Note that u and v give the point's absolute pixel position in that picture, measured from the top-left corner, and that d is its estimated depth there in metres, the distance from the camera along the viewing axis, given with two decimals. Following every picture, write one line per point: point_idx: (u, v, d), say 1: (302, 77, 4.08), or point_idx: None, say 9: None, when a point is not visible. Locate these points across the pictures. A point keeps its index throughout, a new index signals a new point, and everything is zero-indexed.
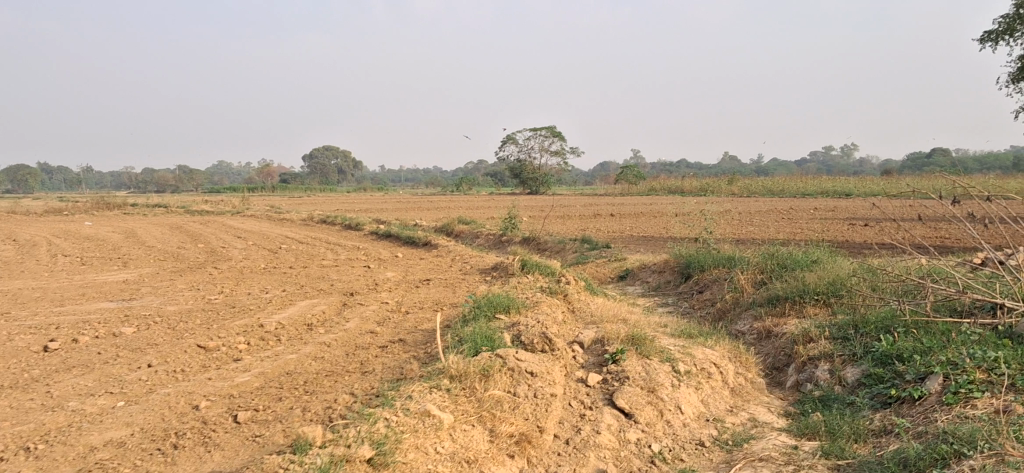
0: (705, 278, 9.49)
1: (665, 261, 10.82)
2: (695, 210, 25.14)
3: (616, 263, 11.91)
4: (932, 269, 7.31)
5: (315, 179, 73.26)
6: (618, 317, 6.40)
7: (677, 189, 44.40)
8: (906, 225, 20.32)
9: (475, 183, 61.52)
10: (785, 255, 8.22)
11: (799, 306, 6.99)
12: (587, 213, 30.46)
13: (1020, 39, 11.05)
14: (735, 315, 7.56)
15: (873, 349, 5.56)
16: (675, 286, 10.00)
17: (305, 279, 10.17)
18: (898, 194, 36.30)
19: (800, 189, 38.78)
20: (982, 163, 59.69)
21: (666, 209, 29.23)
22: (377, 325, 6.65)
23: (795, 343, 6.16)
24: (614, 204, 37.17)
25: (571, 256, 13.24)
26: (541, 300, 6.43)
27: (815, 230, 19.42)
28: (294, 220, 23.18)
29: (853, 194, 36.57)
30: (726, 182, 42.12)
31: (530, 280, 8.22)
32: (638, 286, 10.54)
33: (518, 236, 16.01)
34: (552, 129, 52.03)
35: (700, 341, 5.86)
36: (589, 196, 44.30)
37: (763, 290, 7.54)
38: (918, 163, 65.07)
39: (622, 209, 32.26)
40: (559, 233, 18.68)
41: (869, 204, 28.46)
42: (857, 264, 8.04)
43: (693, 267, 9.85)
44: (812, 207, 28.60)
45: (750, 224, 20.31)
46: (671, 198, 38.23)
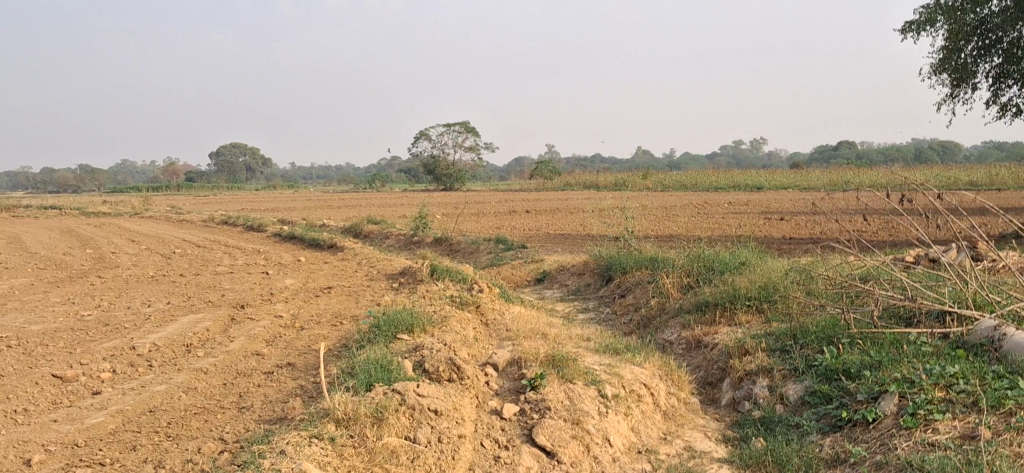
0: (626, 282, 8.96)
1: (585, 263, 10.27)
2: (612, 207, 24.79)
3: (533, 265, 11.33)
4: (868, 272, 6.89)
5: (223, 177, 71.19)
6: (536, 330, 5.78)
7: (592, 183, 44.18)
8: (821, 220, 20.28)
9: (388, 180, 60.49)
10: (711, 256, 7.72)
11: (729, 313, 6.47)
12: (502, 210, 29.89)
13: (941, 29, 10.85)
14: (661, 323, 7.01)
15: (816, 364, 5.05)
16: (595, 290, 9.45)
17: (194, 289, 9.30)
18: (808, 186, 36.67)
19: (714, 183, 38.89)
20: (885, 155, 61.12)
21: (582, 205, 28.82)
22: (266, 346, 5.90)
23: (729, 356, 5.63)
24: (530, 199, 36.69)
25: (486, 257, 12.60)
26: (450, 314, 5.76)
27: (733, 225, 19.20)
28: (195, 221, 22.05)
29: (765, 187, 36.83)
30: (640, 176, 42.06)
31: (441, 288, 7.55)
32: (557, 289, 9.96)
33: (430, 236, 15.32)
34: (466, 125, 51.35)
35: (627, 357, 5.26)
36: (504, 192, 43.78)
37: (691, 296, 7.01)
38: (825, 156, 66.31)
39: (537, 205, 31.79)
40: (474, 232, 18.04)
41: (782, 199, 28.55)
42: (787, 265, 7.59)
43: (614, 269, 9.31)
44: (727, 201, 28.57)
45: (668, 220, 20.00)
46: (587, 194, 37.94)
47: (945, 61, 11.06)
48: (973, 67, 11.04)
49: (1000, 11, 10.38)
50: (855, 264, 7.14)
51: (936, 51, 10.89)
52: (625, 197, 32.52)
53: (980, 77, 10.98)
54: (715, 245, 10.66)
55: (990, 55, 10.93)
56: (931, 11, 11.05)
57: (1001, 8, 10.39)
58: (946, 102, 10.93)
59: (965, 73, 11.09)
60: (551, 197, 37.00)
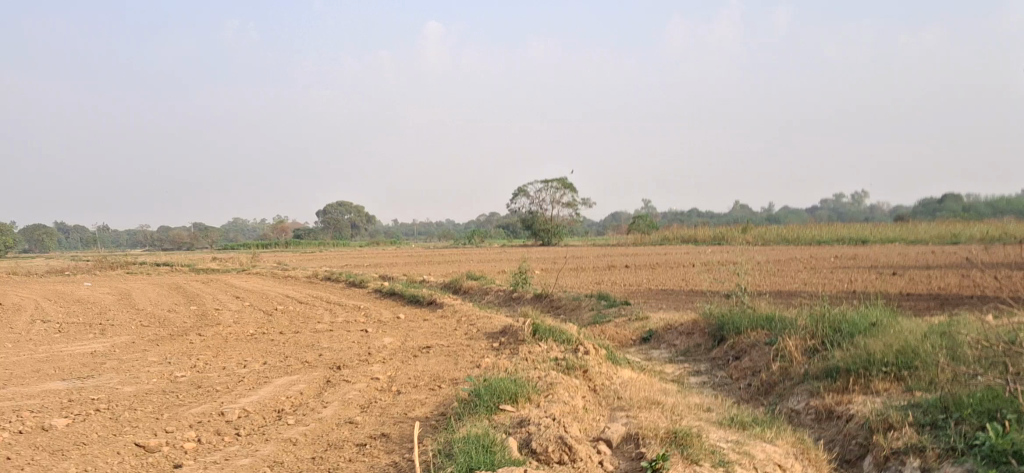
0: (742, 342, 8.34)
1: (694, 322, 9.70)
2: (715, 262, 24.03)
3: (638, 323, 10.79)
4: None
5: (325, 234, 72.53)
6: (651, 398, 5.27)
7: (692, 237, 43.30)
8: (941, 275, 19.17)
9: (485, 235, 60.61)
10: (838, 316, 7.09)
11: (864, 380, 5.85)
12: (601, 265, 29.35)
13: None
14: (785, 390, 6.41)
15: (979, 443, 4.43)
16: (707, 350, 8.86)
17: (290, 348, 9.06)
18: (919, 238, 35.12)
19: (818, 235, 37.62)
20: (1000, 206, 58.50)
21: (683, 259, 28.06)
22: (360, 413, 5.53)
23: (872, 431, 5.02)
24: (628, 253, 36.08)
25: (588, 316, 12.10)
26: (557, 379, 5.30)
27: (845, 280, 18.26)
28: (297, 277, 22.14)
29: (874, 240, 35.43)
30: (741, 229, 41.01)
31: (545, 349, 7.10)
32: (665, 350, 9.39)
33: (529, 292, 14.92)
34: (562, 179, 51.10)
35: (756, 431, 4.71)
36: (602, 246, 43.24)
37: (819, 361, 6.41)
38: (935, 207, 63.86)
39: (638, 260, 31.14)
40: (574, 288, 17.57)
41: (894, 253, 27.29)
42: (923, 325, 6.91)
43: (727, 329, 8.72)
44: (836, 255, 27.46)
45: (776, 275, 19.18)
46: (687, 248, 37.14)
47: None
48: None
49: None
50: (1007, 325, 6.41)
51: None
52: (727, 250, 31.63)
53: None
54: (836, 303, 9.95)
55: None
56: None
57: None
58: None
59: None
60: (650, 251, 36.30)
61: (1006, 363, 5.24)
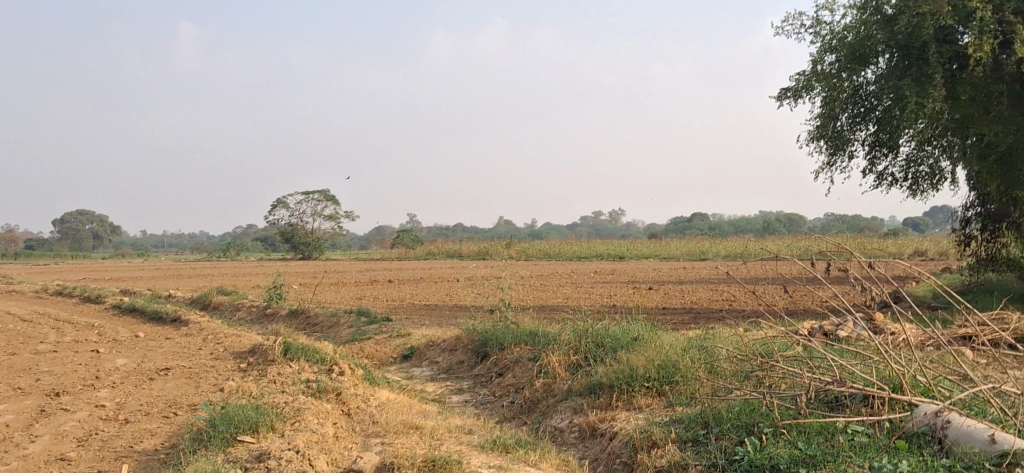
0: (505, 359, 8.15)
1: (456, 338, 9.45)
2: (477, 277, 24.12)
3: (399, 339, 10.43)
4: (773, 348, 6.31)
5: (66, 245, 67.26)
6: (409, 421, 4.90)
7: (455, 252, 43.53)
8: (689, 291, 20.13)
9: (243, 249, 58.30)
10: (600, 331, 7.02)
11: (626, 396, 5.76)
12: (363, 280, 28.79)
13: (818, 96, 10.66)
14: (548, 407, 6.24)
15: (739, 458, 4.37)
16: (468, 367, 8.63)
17: (3, 372, 7.97)
18: (668, 255, 37.02)
19: (576, 252, 38.81)
20: (738, 227, 63.00)
21: (447, 274, 28.00)
22: (75, 448, 4.79)
23: (635, 449, 4.88)
24: (391, 268, 35.67)
25: (348, 333, 11.58)
26: (305, 404, 4.81)
27: (603, 295, 18.74)
28: (24, 291, 20.11)
29: (627, 256, 36.98)
30: (503, 245, 41.68)
31: (297, 370, 6.56)
32: (428, 367, 9.06)
33: (286, 308, 14.20)
34: (325, 192, 50.00)
35: (519, 454, 4.45)
36: (365, 261, 42.60)
37: (582, 377, 6.28)
38: (682, 226, 67.85)
39: (401, 274, 30.82)
40: (334, 303, 16.98)
41: (646, 269, 28.54)
42: (681, 339, 6.97)
43: (490, 345, 8.52)
44: (592, 270, 28.35)
45: (536, 290, 19.42)
46: (450, 263, 37.24)
47: (823, 128, 10.86)
48: (850, 134, 10.88)
49: (877, 78, 10.26)
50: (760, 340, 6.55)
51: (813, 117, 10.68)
52: (490, 266, 31.94)
53: (856, 144, 10.82)
54: (596, 319, 10.01)
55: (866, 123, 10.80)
56: (807, 77, 10.87)
57: (877, 75, 10.27)
58: (825, 170, 10.70)
59: (842, 141, 10.94)
60: (413, 267, 36.07)
61: (761, 377, 5.28)
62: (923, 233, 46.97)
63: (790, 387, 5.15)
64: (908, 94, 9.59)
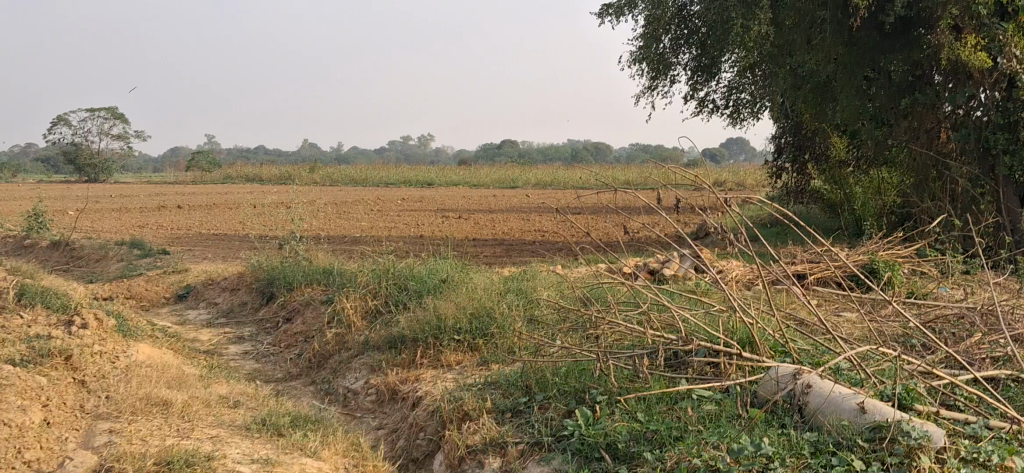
0: (295, 303, 7.11)
1: (240, 276, 8.31)
2: (276, 204, 22.65)
3: (175, 278, 9.17)
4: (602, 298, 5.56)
5: None
6: (155, 395, 3.87)
7: (255, 176, 41.29)
8: (498, 220, 19.57)
9: (19, 169, 53.41)
10: (405, 271, 6.10)
11: (432, 352, 4.85)
12: (150, 206, 26.57)
13: (640, 15, 10.04)
14: (342, 362, 5.28)
15: (568, 434, 3.56)
16: (253, 310, 7.55)
17: None
18: (477, 181, 36.46)
19: (384, 177, 37.67)
20: (545, 155, 63.42)
21: (243, 200, 26.31)
22: None
23: (445, 423, 4.00)
24: (184, 193, 33.38)
25: (116, 269, 10.19)
26: (4, 378, 3.63)
27: (409, 224, 17.85)
28: None
29: (436, 183, 36.15)
30: (307, 169, 39.89)
31: (24, 322, 5.29)
32: (206, 312, 7.89)
33: (47, 240, 12.50)
34: (113, 110, 46.30)
35: (294, 441, 3.49)
36: (158, 184, 39.74)
37: (382, 328, 5.35)
38: (490, 154, 67.62)
39: (193, 200, 28.72)
40: (109, 233, 15.25)
41: (455, 197, 27.84)
42: (496, 280, 6.15)
43: (277, 285, 7.45)
44: (400, 197, 27.36)
45: (339, 219, 18.29)
46: (250, 188, 35.24)
47: (645, 50, 10.26)
48: (671, 57, 10.34)
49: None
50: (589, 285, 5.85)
51: (636, 37, 10.03)
52: (292, 191, 30.39)
53: (678, 69, 10.30)
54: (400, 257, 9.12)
55: (688, 45, 10.28)
56: None
57: None
58: (646, 94, 10.11)
59: (664, 64, 10.41)
60: (209, 191, 33.91)
61: (592, 330, 4.50)
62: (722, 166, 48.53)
63: (626, 343, 4.39)
64: (733, 16, 9.07)
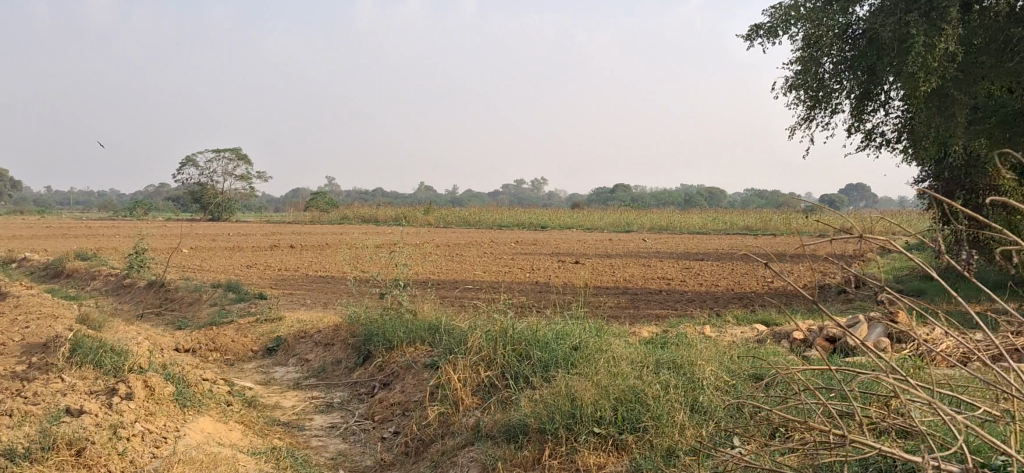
0: (394, 365, 5.99)
1: (335, 329, 7.29)
2: (388, 246, 21.94)
3: (267, 328, 8.24)
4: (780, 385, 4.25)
5: None
6: None
7: (371, 217, 41.07)
8: (620, 267, 18.31)
9: (148, 207, 55.00)
10: (527, 335, 4.91)
11: (561, 451, 3.63)
12: (264, 245, 26.33)
13: (796, 36, 8.73)
14: (444, 453, 4.10)
15: None
16: (345, 371, 6.49)
17: None
18: (592, 225, 35.19)
19: (497, 219, 36.86)
20: (659, 200, 61.70)
21: (355, 240, 25.80)
22: None
23: None
24: (299, 233, 33.25)
25: (207, 316, 9.34)
26: None
27: (524, 269, 16.75)
28: None
29: (549, 227, 35.09)
30: (422, 211, 39.40)
31: (59, 389, 4.32)
32: (294, 370, 6.85)
33: (146, 280, 11.85)
34: (237, 150, 47.20)
35: None
36: (275, 224, 39.98)
37: (498, 412, 4.16)
38: (602, 197, 66.44)
39: (309, 239, 28.40)
40: (215, 274, 14.67)
41: (572, 241, 26.69)
42: (639, 348, 4.89)
43: (375, 343, 6.37)
44: (514, 240, 26.38)
45: (451, 263, 17.36)
46: (364, 228, 34.93)
47: (802, 74, 8.91)
48: (832, 84, 8.96)
49: (871, 15, 8.31)
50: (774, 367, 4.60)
51: (791, 61, 8.71)
52: (404, 232, 29.87)
53: (840, 97, 8.92)
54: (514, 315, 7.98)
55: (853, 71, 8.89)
56: (785, 11, 8.89)
57: (871, 12, 8.31)
58: (803, 126, 8.73)
59: (823, 92, 9.03)
60: (324, 231, 33.71)
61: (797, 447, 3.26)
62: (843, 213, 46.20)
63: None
64: (914, 32, 7.66)
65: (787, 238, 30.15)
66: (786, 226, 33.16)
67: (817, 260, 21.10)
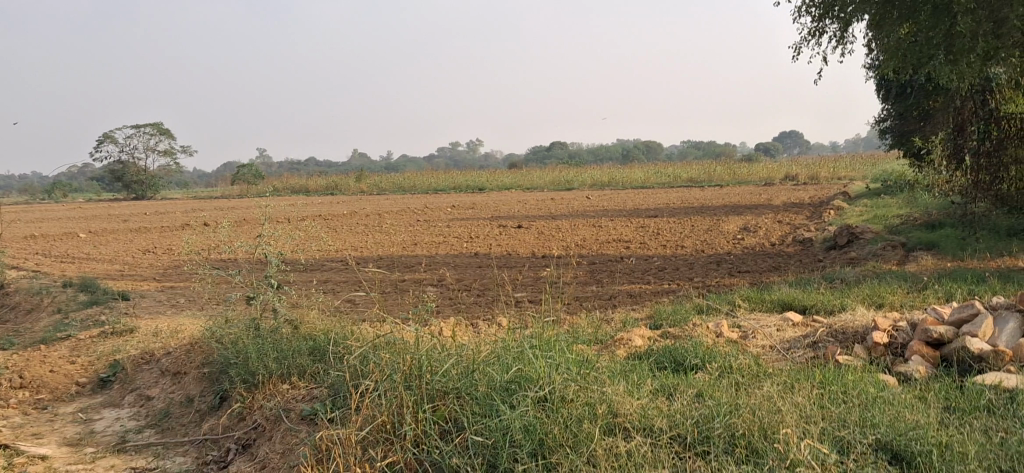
0: (258, 416, 3.88)
1: (190, 351, 5.13)
2: (310, 221, 19.63)
3: (109, 345, 6.05)
4: (940, 468, 2.30)
5: None
6: None
7: (300, 188, 38.52)
8: (569, 230, 16.37)
9: (65, 188, 51.52)
10: (460, 377, 2.83)
11: None
12: (180, 223, 23.80)
13: None
14: None
15: None
16: (193, 419, 4.34)
17: None
18: (531, 185, 33.13)
19: (433, 184, 34.62)
20: (595, 155, 59.88)
21: (276, 212, 23.32)
22: None
23: None
24: (219, 208, 30.64)
25: (45, 328, 7.08)
26: None
27: (461, 238, 14.66)
28: None
29: (487, 189, 32.94)
30: (353, 178, 36.95)
31: None
32: (125, 416, 4.67)
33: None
34: (156, 124, 44.02)
35: None
36: (199, 199, 37.19)
37: None
38: (538, 156, 64.45)
39: (232, 215, 25.88)
40: (96, 266, 12.30)
41: (514, 202, 24.63)
42: (650, 392, 2.85)
43: (232, 378, 4.23)
44: (452, 205, 24.21)
45: (378, 235, 15.22)
46: (291, 200, 32.40)
47: None
48: None
49: None
50: (892, 417, 2.63)
51: None
52: (333, 202, 27.47)
53: None
54: (447, 318, 5.90)
55: None
56: None
57: None
58: (810, 41, 6.76)
59: None
60: (246, 205, 31.15)
61: None
62: (781, 158, 44.88)
63: None
64: None
65: (736, 188, 28.46)
66: (731, 176, 31.52)
67: (778, 211, 19.33)
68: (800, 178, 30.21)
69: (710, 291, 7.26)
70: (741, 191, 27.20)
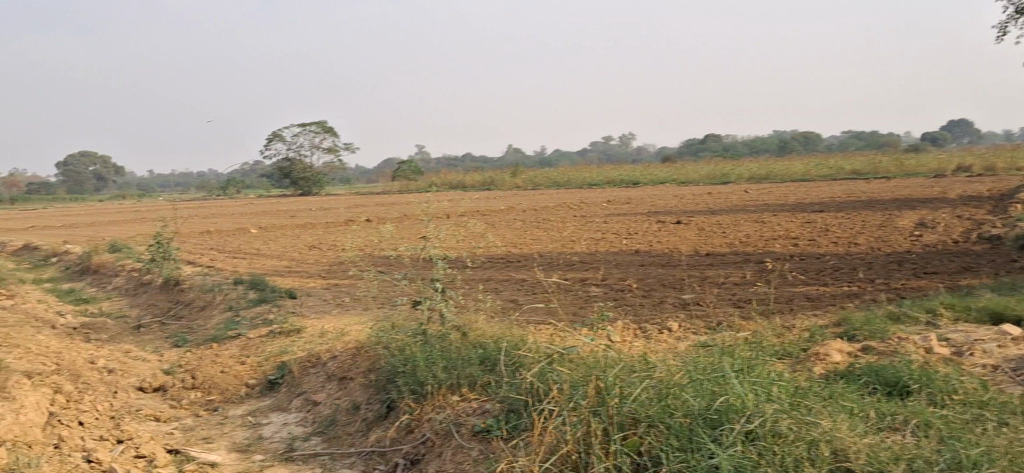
0: (426, 429, 3.72)
1: (356, 355, 5.03)
2: (467, 216, 19.69)
3: (277, 345, 6.05)
4: None
5: None
6: None
7: (455, 183, 38.95)
8: (732, 225, 15.76)
9: (236, 186, 53.93)
10: (653, 405, 2.75)
11: None
12: (342, 219, 24.39)
13: None
14: None
15: None
16: (360, 427, 4.22)
17: None
18: (687, 179, 32.35)
19: (587, 178, 34.31)
20: (752, 147, 58.10)
21: (434, 208, 23.57)
22: None
23: None
24: (379, 204, 31.28)
25: (217, 326, 7.21)
26: None
27: (619, 235, 14.33)
28: None
29: (642, 183, 32.36)
30: (507, 173, 37.07)
31: None
32: (292, 422, 4.60)
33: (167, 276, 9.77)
34: (319, 123, 45.43)
35: None
36: (359, 195, 38.14)
37: None
38: (693, 149, 63.13)
39: (391, 210, 26.33)
40: (265, 263, 12.62)
41: (671, 196, 24.05)
42: (862, 430, 2.65)
43: (399, 387, 4.08)
44: (607, 200, 23.84)
45: (535, 231, 15.05)
46: (447, 196, 32.75)
47: None
48: None
49: None
50: None
51: None
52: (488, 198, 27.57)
53: None
54: (616, 322, 5.60)
55: None
56: None
57: None
58: None
59: None
60: (405, 201, 31.68)
61: None
62: (955, 147, 42.25)
63: None
64: None
65: (907, 180, 26.90)
66: (900, 167, 29.84)
67: (957, 205, 18.07)
68: (977, 168, 28.29)
69: (899, 295, 6.69)
70: (912, 183, 25.67)
